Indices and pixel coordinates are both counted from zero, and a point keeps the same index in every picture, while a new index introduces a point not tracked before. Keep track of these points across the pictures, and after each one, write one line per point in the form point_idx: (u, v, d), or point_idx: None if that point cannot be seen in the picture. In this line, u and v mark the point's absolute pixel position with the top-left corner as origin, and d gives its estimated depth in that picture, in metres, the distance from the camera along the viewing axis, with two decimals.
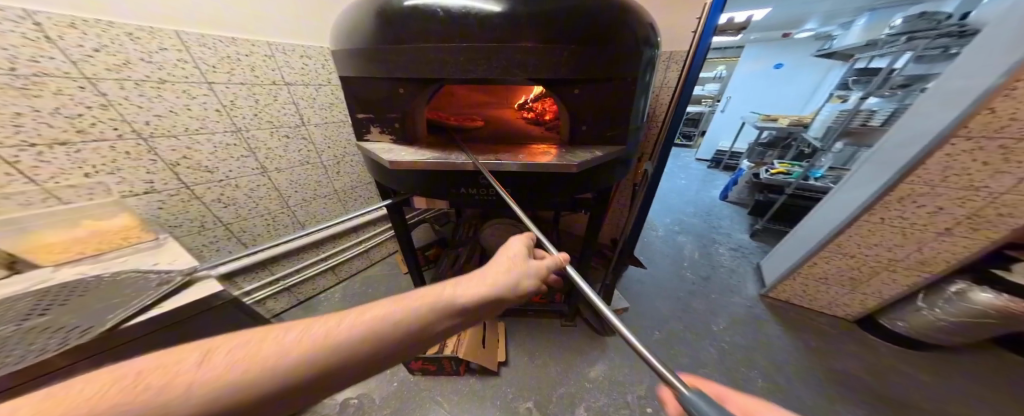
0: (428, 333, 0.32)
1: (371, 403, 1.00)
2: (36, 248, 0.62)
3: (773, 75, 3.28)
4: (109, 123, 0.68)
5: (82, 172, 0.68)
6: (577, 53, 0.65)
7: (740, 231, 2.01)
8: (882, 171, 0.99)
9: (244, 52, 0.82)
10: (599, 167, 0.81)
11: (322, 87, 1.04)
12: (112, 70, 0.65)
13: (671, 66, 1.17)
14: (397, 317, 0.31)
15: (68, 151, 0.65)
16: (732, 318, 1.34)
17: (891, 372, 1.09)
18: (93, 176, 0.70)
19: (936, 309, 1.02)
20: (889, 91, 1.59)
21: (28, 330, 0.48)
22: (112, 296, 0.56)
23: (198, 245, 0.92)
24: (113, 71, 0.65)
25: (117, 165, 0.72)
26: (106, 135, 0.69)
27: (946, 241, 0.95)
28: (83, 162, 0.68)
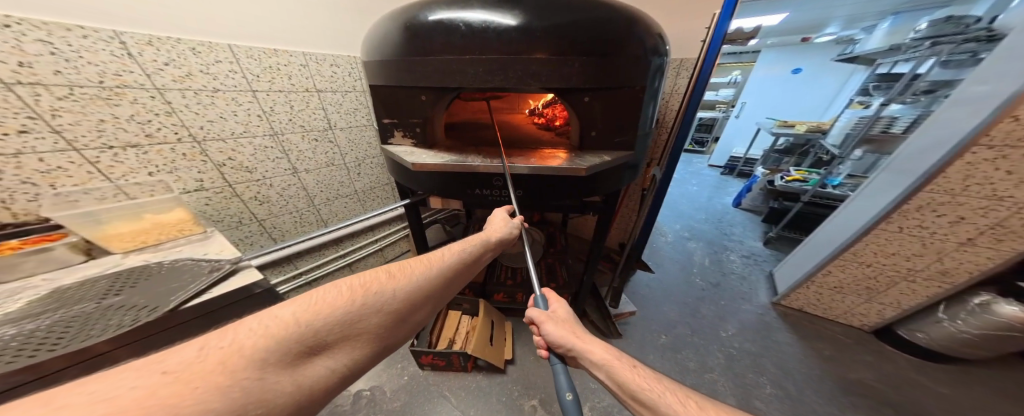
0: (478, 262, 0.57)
1: (384, 395, 1.05)
2: (109, 237, 0.70)
3: (791, 80, 3.22)
4: (171, 128, 0.77)
5: (147, 171, 0.78)
6: (589, 63, 0.70)
7: (753, 239, 1.97)
8: (901, 178, 0.98)
9: (282, 62, 0.91)
10: (607, 171, 0.84)
11: (348, 93, 1.12)
12: (177, 81, 0.75)
13: (682, 73, 1.20)
14: (458, 258, 0.53)
15: (138, 152, 0.75)
16: (742, 325, 1.33)
17: (910, 386, 1.05)
18: (155, 174, 0.79)
19: (958, 321, 1.00)
20: (911, 98, 1.54)
21: (106, 308, 0.55)
22: (172, 280, 0.64)
23: (236, 239, 1.02)
24: (177, 82, 0.75)
25: (175, 166, 0.81)
26: (169, 139, 0.78)
27: (969, 252, 0.92)
28: (149, 163, 0.77)
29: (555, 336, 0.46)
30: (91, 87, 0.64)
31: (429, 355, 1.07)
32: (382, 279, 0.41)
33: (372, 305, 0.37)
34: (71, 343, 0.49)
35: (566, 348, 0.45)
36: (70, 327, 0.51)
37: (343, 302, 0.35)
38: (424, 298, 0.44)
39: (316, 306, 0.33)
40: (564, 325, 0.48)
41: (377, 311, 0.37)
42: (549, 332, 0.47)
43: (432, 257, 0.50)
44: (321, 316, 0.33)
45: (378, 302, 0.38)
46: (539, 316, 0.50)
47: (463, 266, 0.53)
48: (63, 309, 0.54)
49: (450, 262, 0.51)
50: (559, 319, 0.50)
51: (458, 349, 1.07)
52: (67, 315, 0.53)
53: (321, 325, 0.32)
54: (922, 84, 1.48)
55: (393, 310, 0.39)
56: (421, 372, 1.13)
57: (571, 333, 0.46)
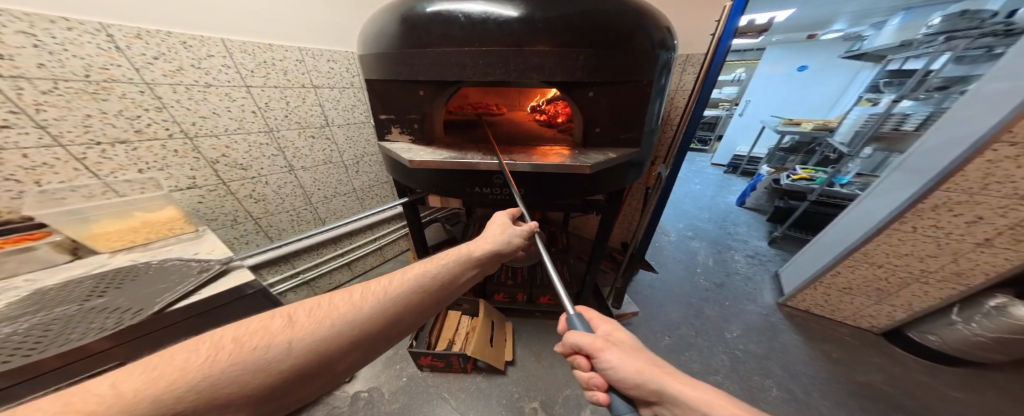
0: (453, 283, 0.45)
1: (381, 397, 1.03)
2: (95, 236, 0.68)
3: (796, 78, 3.16)
4: (162, 124, 0.75)
5: (137, 168, 0.76)
6: (593, 56, 0.67)
7: (758, 238, 1.94)
8: (917, 177, 0.94)
9: (278, 57, 0.89)
10: (612, 169, 0.81)
11: (346, 89, 1.10)
12: (167, 76, 0.72)
13: (688, 68, 1.16)
14: (412, 285, 0.40)
15: (127, 149, 0.72)
16: (747, 326, 1.30)
17: (920, 388, 1.03)
18: (145, 171, 0.77)
19: (972, 323, 0.96)
20: (924, 94, 1.50)
21: (89, 310, 0.53)
22: (161, 280, 0.62)
23: (231, 237, 0.99)
24: (167, 76, 0.72)
25: (166, 162, 0.79)
26: (159, 135, 0.76)
27: (986, 253, 0.89)
28: (138, 159, 0.75)
29: (629, 368, 0.31)
30: (76, 81, 0.62)
31: (428, 356, 1.05)
32: (283, 324, 0.31)
33: (253, 365, 0.27)
34: (48, 348, 0.47)
35: (651, 388, 0.30)
36: (49, 331, 0.49)
37: (210, 362, 0.26)
38: (347, 346, 0.33)
39: (163, 370, 0.24)
40: (634, 353, 0.34)
41: (261, 373, 0.28)
42: (619, 365, 0.32)
43: (373, 284, 0.37)
44: (157, 389, 0.23)
45: (264, 360, 0.28)
46: (596, 342, 0.34)
47: (420, 296, 0.40)
48: (43, 311, 0.51)
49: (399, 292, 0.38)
50: (623, 345, 0.36)
51: (457, 350, 1.05)
52: (46, 318, 0.50)
53: (152, 406, 0.22)
54: (936, 81, 1.45)
55: (288, 368, 0.29)
56: (419, 373, 1.11)
57: (651, 366, 0.32)
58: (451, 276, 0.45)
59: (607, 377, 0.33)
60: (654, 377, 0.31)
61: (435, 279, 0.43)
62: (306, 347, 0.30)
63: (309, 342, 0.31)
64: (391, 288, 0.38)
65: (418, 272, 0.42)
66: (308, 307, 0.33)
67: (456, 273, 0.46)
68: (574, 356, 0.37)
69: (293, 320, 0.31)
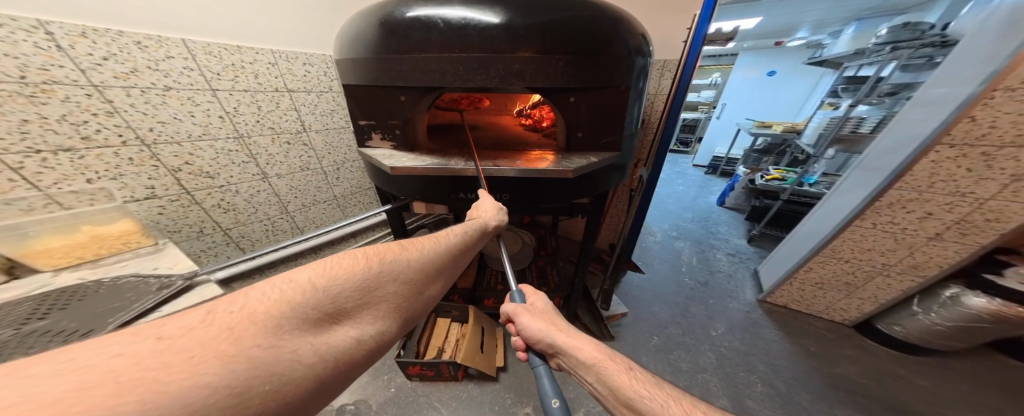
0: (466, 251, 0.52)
1: (368, 410, 0.98)
2: (35, 254, 0.62)
3: (766, 83, 3.34)
4: (112, 129, 0.69)
5: (85, 178, 0.69)
6: (573, 63, 0.67)
7: (737, 237, 2.02)
8: (872, 178, 1.00)
9: (247, 60, 0.84)
10: (595, 173, 0.82)
11: (324, 94, 1.06)
12: (119, 78, 0.67)
13: (665, 74, 1.20)
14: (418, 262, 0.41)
15: (72, 157, 0.66)
16: (731, 323, 1.34)
17: (888, 375, 1.10)
18: (95, 181, 0.70)
19: (932, 313, 1.03)
20: (877, 99, 1.58)
21: (28, 334, 0.47)
22: (113, 300, 0.56)
23: (197, 250, 0.93)
24: (120, 78, 0.67)
25: (119, 171, 0.73)
26: (111, 142, 0.70)
27: (937, 246, 0.95)
28: (86, 168, 0.68)
29: (532, 328, 0.48)
30: (9, 83, 0.56)
31: (416, 366, 1.01)
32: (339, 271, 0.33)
33: (287, 339, 0.25)
34: None
35: (545, 342, 0.46)
36: None
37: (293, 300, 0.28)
38: (371, 319, 0.33)
39: (179, 353, 0.21)
40: (541, 319, 0.50)
41: (286, 334, 0.26)
42: (529, 323, 0.49)
43: (375, 258, 0.36)
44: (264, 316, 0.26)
45: (291, 344, 0.25)
46: (516, 309, 0.52)
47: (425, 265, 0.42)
48: None
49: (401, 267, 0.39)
50: (537, 312, 0.52)
51: (446, 359, 1.02)
52: None
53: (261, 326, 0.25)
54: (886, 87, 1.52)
55: (328, 341, 0.28)
56: (408, 384, 1.07)
57: (550, 325, 0.48)
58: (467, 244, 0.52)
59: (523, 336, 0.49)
60: (548, 334, 0.46)
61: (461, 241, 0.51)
62: (321, 310, 0.29)
63: (321, 302, 0.29)
64: (391, 265, 0.37)
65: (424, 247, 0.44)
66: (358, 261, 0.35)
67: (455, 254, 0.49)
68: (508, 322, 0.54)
69: (279, 295, 0.28)
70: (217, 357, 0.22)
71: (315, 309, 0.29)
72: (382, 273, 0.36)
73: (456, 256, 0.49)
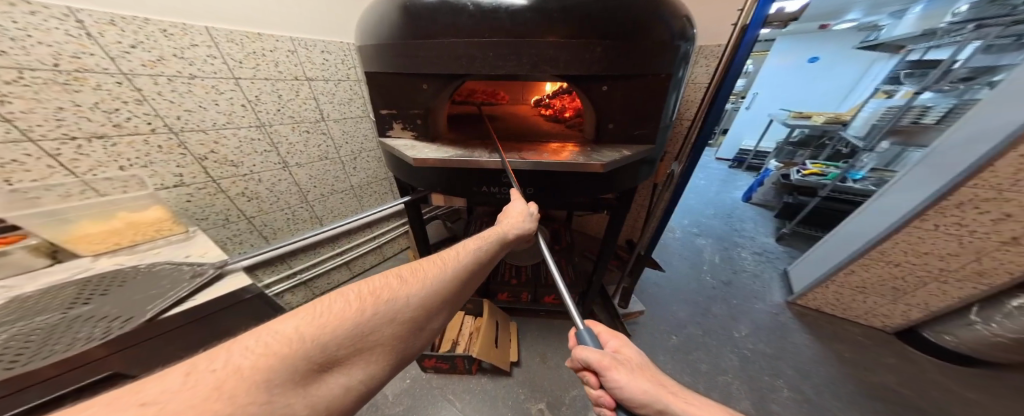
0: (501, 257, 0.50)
1: (385, 399, 1.01)
2: (76, 239, 0.64)
3: (807, 69, 3.05)
4: (143, 118, 0.70)
5: (117, 165, 0.71)
6: (610, 49, 0.61)
7: (765, 235, 1.91)
8: (937, 175, 0.89)
9: (268, 48, 0.83)
10: (623, 167, 0.76)
11: (342, 82, 1.05)
12: (146, 66, 0.67)
13: (701, 61, 1.10)
14: (430, 290, 0.36)
15: (106, 144, 0.67)
16: (756, 325, 1.28)
17: (934, 388, 1.01)
18: (127, 168, 0.72)
19: (993, 324, 0.92)
20: (948, 86, 1.38)
21: (74, 319, 0.49)
22: (151, 287, 0.58)
23: (224, 238, 0.96)
24: (147, 66, 0.67)
25: (150, 159, 0.75)
26: (141, 129, 0.71)
27: (1012, 252, 0.83)
28: (118, 155, 0.70)
29: (633, 390, 0.30)
30: (44, 70, 0.57)
31: (431, 358, 1.02)
32: (396, 282, 0.35)
33: (279, 395, 0.23)
34: (33, 361, 0.44)
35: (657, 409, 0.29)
36: (30, 344, 0.45)
37: (353, 314, 0.30)
38: (368, 363, 0.29)
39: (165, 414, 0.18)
40: (638, 372, 0.33)
41: (274, 392, 0.23)
42: (627, 381, 0.31)
43: (379, 291, 0.33)
44: (323, 334, 0.27)
45: (283, 399, 0.23)
46: (604, 360, 0.33)
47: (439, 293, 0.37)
48: (21, 320, 0.47)
49: (410, 298, 0.34)
50: (631, 364, 0.34)
51: (461, 352, 1.02)
52: (25, 328, 0.46)
53: (318, 346, 0.27)
54: (961, 71, 1.32)
55: (361, 366, 0.29)
56: (422, 375, 1.09)
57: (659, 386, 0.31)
58: (504, 247, 0.51)
59: (616, 396, 0.31)
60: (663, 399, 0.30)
61: (499, 243, 0.50)
62: (315, 357, 0.26)
63: (366, 322, 0.30)
64: (409, 291, 0.35)
65: (448, 265, 0.41)
66: (407, 271, 0.38)
67: (473, 273, 0.43)
68: (582, 370, 0.35)
69: (268, 345, 0.25)
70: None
71: (307, 356, 0.26)
72: (388, 307, 0.32)
73: (481, 275, 0.46)
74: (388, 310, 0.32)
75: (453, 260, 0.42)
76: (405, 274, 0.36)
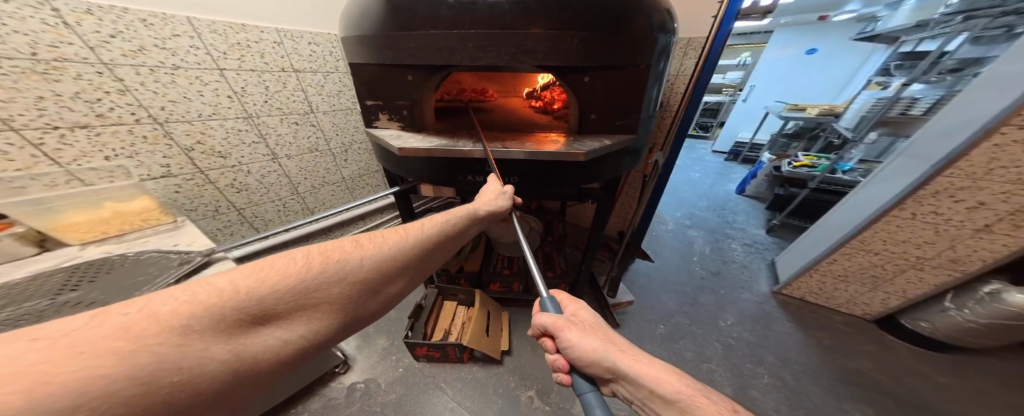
0: (461, 234, 0.55)
1: (379, 387, 1.04)
2: (63, 228, 0.65)
3: (804, 61, 3.04)
4: (126, 108, 0.70)
5: (102, 155, 0.72)
6: (590, 40, 0.62)
7: (756, 227, 1.93)
8: (917, 164, 0.91)
9: (253, 39, 0.83)
10: (607, 158, 0.78)
11: (330, 74, 1.04)
12: (127, 56, 0.67)
13: (689, 53, 1.10)
14: (382, 256, 0.41)
15: (89, 134, 0.68)
16: (741, 314, 1.31)
17: (910, 375, 1.04)
18: (113, 159, 0.73)
19: (965, 310, 0.96)
20: (936, 77, 1.38)
21: (61, 304, 0.50)
22: (139, 274, 0.59)
23: (214, 229, 0.97)
24: (128, 56, 0.67)
25: (135, 149, 0.75)
26: (125, 120, 0.71)
27: (984, 240, 0.87)
28: (103, 145, 0.71)
29: (582, 349, 0.35)
30: (22, 59, 0.57)
31: (423, 347, 1.05)
32: (351, 247, 0.39)
33: (195, 340, 0.23)
34: None
35: (603, 363, 0.34)
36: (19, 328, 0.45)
37: (299, 271, 0.33)
38: (311, 316, 0.32)
39: (59, 350, 0.19)
40: (590, 332, 0.38)
41: (193, 337, 0.23)
42: (577, 340, 0.36)
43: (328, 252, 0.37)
44: (263, 289, 0.30)
45: (200, 344, 0.24)
46: (559, 321, 0.38)
47: (389, 259, 0.42)
48: (11, 305, 0.48)
49: (358, 262, 0.38)
50: (585, 325, 0.39)
51: (453, 341, 1.05)
52: (14, 313, 0.47)
53: (258, 299, 0.29)
54: (949, 63, 1.33)
55: (303, 321, 0.32)
56: (415, 364, 1.12)
57: (606, 344, 0.36)
58: (466, 225, 0.55)
59: (568, 355, 0.36)
60: (607, 355, 0.35)
61: (460, 221, 0.54)
62: (250, 309, 0.28)
63: (313, 280, 0.34)
64: (361, 257, 0.39)
65: (404, 237, 0.45)
66: (362, 240, 0.41)
67: (428, 244, 0.48)
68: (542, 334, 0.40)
69: (195, 294, 0.26)
70: (107, 353, 0.20)
71: (239, 307, 0.27)
72: (334, 268, 0.36)
73: (438, 250, 0.50)
74: (336, 270, 0.36)
75: (410, 233, 0.47)
76: (361, 241, 0.41)
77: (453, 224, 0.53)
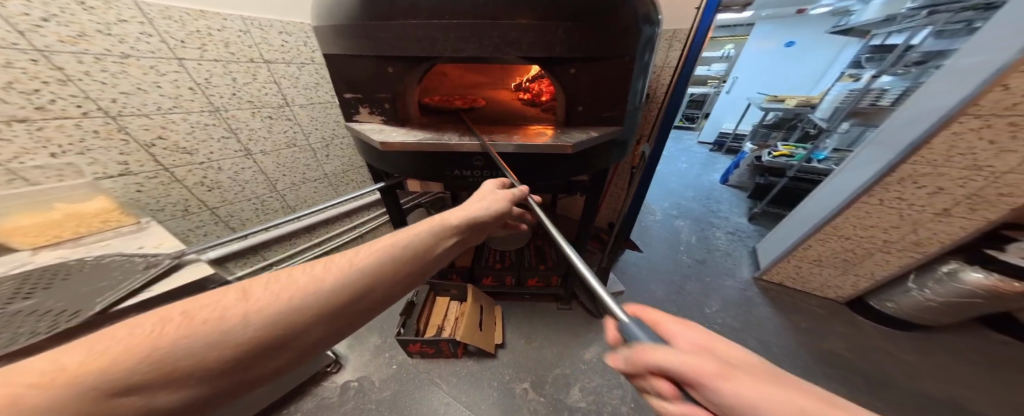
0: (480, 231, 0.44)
1: (372, 386, 1.03)
2: (8, 232, 0.59)
3: (783, 54, 3.14)
4: (71, 100, 0.64)
5: (48, 152, 0.66)
6: (574, 31, 0.61)
7: (738, 215, 2.01)
8: (884, 153, 0.96)
9: (214, 27, 0.78)
10: (594, 150, 0.78)
11: (305, 65, 1.00)
12: (65, 42, 0.61)
13: (674, 45, 1.11)
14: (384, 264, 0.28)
15: (29, 128, 0.62)
16: (725, 300, 1.37)
17: (877, 352, 1.12)
18: (60, 156, 0.67)
19: (926, 290, 1.03)
20: (902, 69, 1.45)
21: (14, 315, 0.47)
22: (99, 280, 0.55)
23: (184, 230, 0.92)
24: (67, 43, 0.61)
25: (86, 145, 0.69)
26: (70, 113, 0.65)
27: (943, 222, 0.93)
28: (47, 141, 0.64)
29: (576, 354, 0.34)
30: None
31: (416, 344, 1.04)
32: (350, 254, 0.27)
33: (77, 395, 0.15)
34: None
35: None
36: None
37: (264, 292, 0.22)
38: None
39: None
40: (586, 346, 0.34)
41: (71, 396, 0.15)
42: None
43: (185, 316, 0.19)
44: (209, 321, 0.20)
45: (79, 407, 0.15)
46: None
47: (299, 328, 0.22)
48: None
49: (224, 338, 0.19)
50: None
51: (446, 336, 1.04)
52: None
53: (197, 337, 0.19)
54: (914, 56, 1.40)
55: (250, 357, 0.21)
56: (408, 361, 1.11)
57: None
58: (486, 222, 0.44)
59: None
60: None
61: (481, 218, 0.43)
62: (174, 352, 0.18)
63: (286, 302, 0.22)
64: (355, 266, 0.26)
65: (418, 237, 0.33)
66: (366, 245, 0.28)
67: (383, 287, 0.27)
68: None
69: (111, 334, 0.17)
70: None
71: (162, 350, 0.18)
72: (173, 356, 0.18)
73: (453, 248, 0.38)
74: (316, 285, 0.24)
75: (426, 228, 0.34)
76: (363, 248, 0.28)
77: (438, 244, 0.35)
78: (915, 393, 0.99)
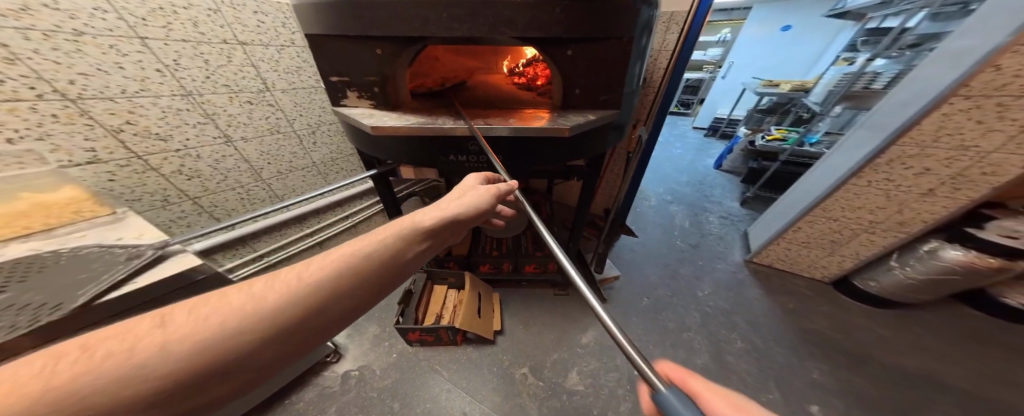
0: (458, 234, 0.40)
1: (373, 374, 1.03)
2: None
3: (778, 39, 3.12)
4: (20, 80, 0.59)
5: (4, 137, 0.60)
6: (572, 8, 0.58)
7: (731, 199, 2.04)
8: (873, 136, 0.97)
9: (179, 4, 0.72)
10: (591, 133, 0.77)
11: (283, 48, 0.95)
12: (9, 17, 0.55)
13: (671, 27, 1.09)
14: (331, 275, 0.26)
15: None
16: (716, 282, 1.41)
17: (857, 329, 1.17)
18: (17, 142, 0.61)
19: (908, 268, 1.07)
20: (896, 52, 1.46)
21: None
22: (80, 270, 0.53)
23: (166, 220, 0.89)
24: (9, 17, 0.55)
25: (46, 130, 0.64)
26: (23, 95, 0.60)
27: (927, 203, 0.96)
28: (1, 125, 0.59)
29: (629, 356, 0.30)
30: None
31: (416, 332, 1.05)
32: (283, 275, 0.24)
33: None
34: None
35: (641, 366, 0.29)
36: None
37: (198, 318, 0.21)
38: None
39: None
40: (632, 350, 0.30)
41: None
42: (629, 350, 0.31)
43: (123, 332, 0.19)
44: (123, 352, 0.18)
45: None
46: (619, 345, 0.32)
47: (241, 350, 0.21)
48: None
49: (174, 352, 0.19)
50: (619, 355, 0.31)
51: (445, 324, 1.05)
52: None
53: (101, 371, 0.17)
54: (909, 38, 1.41)
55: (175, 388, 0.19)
56: (408, 350, 1.11)
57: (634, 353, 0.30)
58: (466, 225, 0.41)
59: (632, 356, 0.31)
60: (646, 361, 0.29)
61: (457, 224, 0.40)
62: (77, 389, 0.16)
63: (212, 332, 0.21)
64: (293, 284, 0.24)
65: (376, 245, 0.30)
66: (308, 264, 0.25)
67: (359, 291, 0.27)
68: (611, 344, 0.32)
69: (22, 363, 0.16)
70: None
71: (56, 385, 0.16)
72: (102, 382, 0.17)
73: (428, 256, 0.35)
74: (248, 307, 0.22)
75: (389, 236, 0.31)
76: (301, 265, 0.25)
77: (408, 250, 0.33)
78: (891, 367, 1.04)
